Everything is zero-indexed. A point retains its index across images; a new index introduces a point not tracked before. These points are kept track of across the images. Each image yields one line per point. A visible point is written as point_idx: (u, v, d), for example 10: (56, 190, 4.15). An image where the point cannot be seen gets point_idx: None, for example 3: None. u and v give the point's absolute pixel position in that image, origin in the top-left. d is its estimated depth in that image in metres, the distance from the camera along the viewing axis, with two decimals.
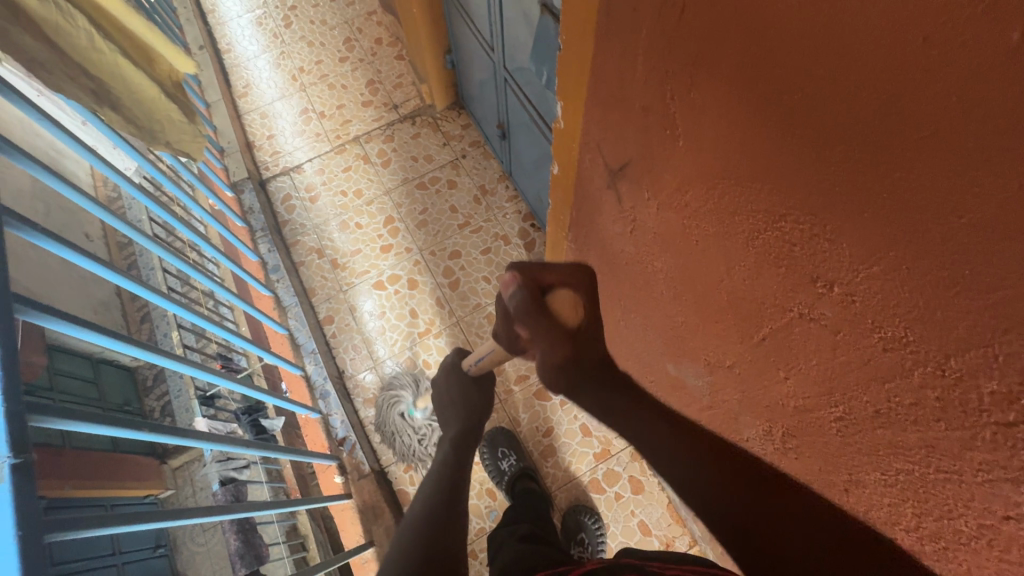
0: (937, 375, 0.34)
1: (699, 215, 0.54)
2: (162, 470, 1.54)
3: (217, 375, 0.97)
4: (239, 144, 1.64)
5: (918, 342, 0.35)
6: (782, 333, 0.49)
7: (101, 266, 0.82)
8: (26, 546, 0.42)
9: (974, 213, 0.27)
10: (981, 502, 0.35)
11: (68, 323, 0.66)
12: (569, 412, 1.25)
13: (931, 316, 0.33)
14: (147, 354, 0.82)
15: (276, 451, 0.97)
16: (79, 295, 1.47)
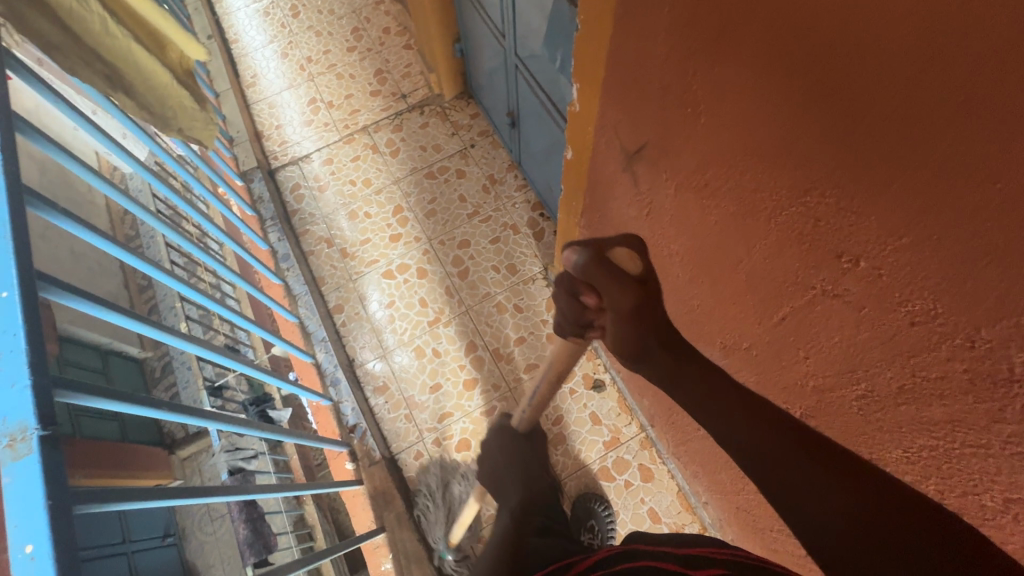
0: (966, 348, 0.34)
1: (719, 195, 0.53)
2: (171, 460, 1.56)
3: (231, 359, 0.98)
4: (248, 134, 1.64)
5: (946, 314, 0.34)
6: (804, 312, 0.49)
7: (117, 248, 0.82)
8: (56, 515, 0.42)
9: (1007, 180, 0.27)
10: (1008, 475, 0.35)
11: (88, 302, 0.67)
12: (579, 400, 1.26)
13: (961, 287, 0.33)
14: (163, 335, 0.82)
15: (288, 435, 0.98)
16: (89, 285, 1.48)
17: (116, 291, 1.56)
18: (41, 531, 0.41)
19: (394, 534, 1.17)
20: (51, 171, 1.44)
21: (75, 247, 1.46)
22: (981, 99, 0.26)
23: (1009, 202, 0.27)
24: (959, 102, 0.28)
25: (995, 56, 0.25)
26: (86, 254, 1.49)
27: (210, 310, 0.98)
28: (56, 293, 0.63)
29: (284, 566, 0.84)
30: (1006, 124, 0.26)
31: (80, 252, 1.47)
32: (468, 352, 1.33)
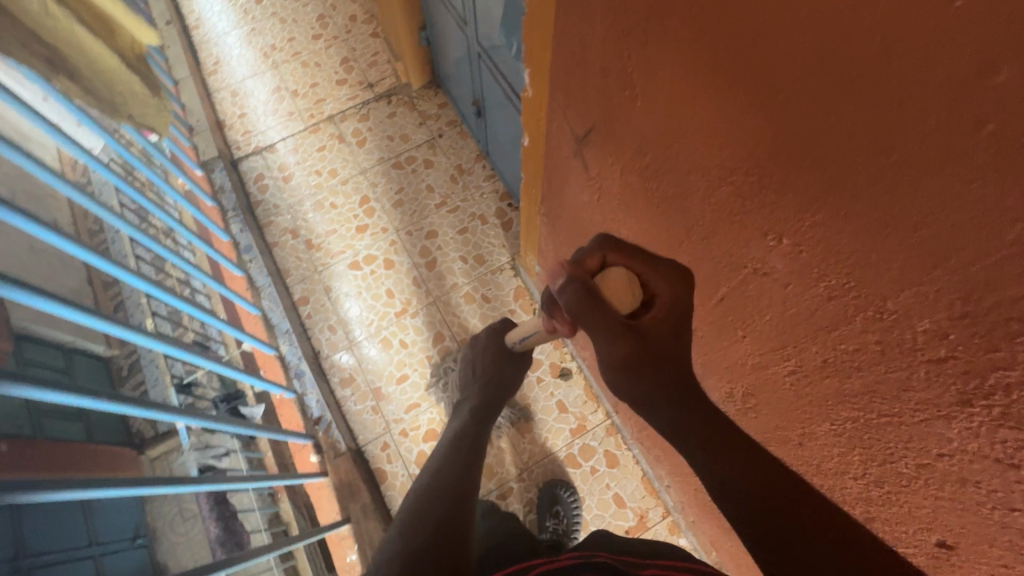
0: (877, 319, 0.36)
1: (659, 177, 0.54)
2: (140, 461, 1.47)
3: (190, 351, 0.95)
4: (208, 122, 1.60)
5: (858, 287, 0.36)
6: (738, 291, 0.50)
7: (65, 240, 0.79)
8: None
9: (902, 150, 0.28)
10: (918, 442, 0.37)
11: (25, 291, 0.65)
12: (546, 389, 1.26)
13: (868, 260, 0.34)
14: (111, 328, 0.79)
15: (250, 428, 0.97)
16: (47, 283, 1.40)
17: (78, 288, 1.48)
18: None
19: (360, 525, 1.16)
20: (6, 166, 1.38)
21: (32, 244, 1.40)
22: (875, 74, 0.27)
23: (905, 172, 0.28)
24: (854, 75, 0.29)
25: (883, 30, 0.26)
26: (44, 251, 1.43)
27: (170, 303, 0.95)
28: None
29: (248, 556, 0.82)
30: (898, 95, 0.27)
31: (40, 248, 1.42)
32: (436, 343, 1.32)
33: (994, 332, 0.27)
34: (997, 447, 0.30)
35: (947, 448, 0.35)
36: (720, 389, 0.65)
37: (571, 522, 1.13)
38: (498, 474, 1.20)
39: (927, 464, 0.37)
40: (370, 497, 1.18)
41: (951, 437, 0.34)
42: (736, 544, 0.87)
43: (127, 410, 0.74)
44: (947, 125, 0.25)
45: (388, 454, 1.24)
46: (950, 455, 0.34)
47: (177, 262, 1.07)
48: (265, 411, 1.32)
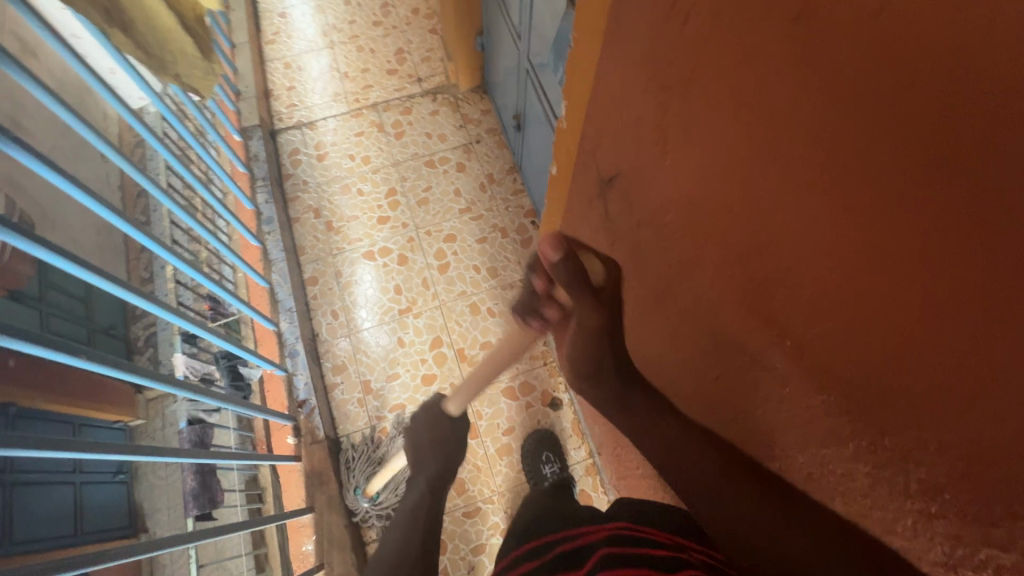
0: (872, 450, 0.33)
1: (674, 239, 0.52)
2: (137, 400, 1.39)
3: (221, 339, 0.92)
4: (256, 91, 1.60)
5: (857, 411, 0.33)
6: (734, 375, 0.48)
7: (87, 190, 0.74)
8: None
9: (929, 282, 0.26)
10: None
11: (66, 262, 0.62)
12: (533, 415, 1.24)
13: (870, 387, 0.32)
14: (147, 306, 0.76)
15: (248, 408, 0.96)
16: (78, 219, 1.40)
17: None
18: None
19: (322, 516, 1.14)
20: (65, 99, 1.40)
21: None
22: (920, 203, 0.25)
23: (924, 311, 0.26)
24: (889, 198, 0.27)
25: (928, 155, 0.24)
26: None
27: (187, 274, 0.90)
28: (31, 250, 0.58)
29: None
30: (933, 227, 0.25)
31: None
32: (433, 347, 1.31)
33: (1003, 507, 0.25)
34: None
35: None
36: None
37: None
38: (468, 492, 1.18)
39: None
40: (338, 490, 1.17)
41: None
42: None
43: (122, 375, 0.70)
44: (976, 275, 0.23)
45: None
46: None
47: (197, 231, 1.03)
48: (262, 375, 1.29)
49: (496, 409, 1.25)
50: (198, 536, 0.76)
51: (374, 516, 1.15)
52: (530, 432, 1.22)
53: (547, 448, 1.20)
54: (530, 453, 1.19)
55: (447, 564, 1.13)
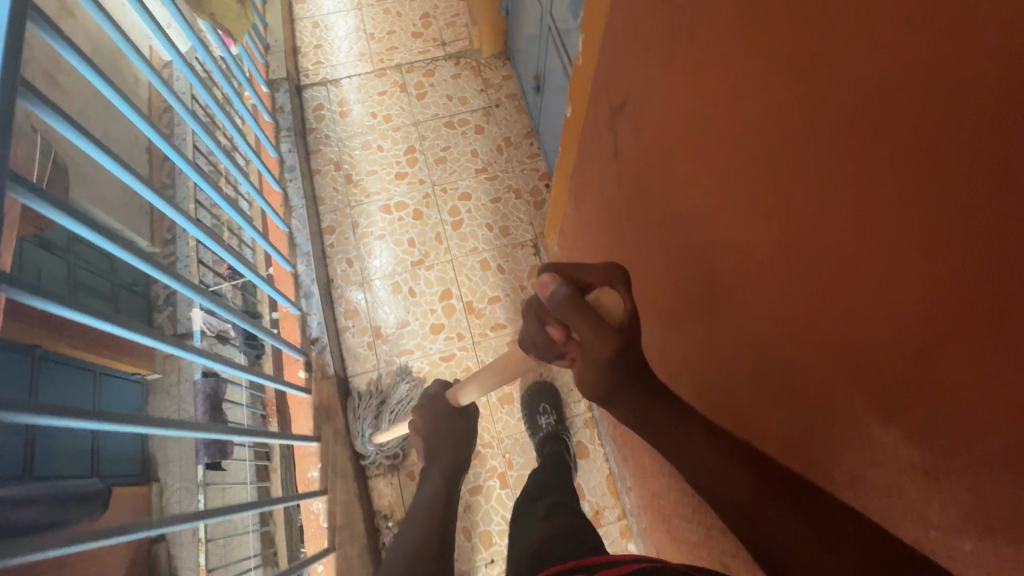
0: (858, 298, 0.36)
1: (686, 149, 0.56)
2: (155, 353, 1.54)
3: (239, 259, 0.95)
4: (285, 45, 1.64)
5: (847, 264, 0.37)
6: (736, 270, 0.52)
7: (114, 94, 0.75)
8: None
9: (922, 110, 0.29)
10: (877, 429, 0.38)
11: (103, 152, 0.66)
12: (535, 368, 1.27)
13: (861, 233, 0.35)
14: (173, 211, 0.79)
15: (264, 332, 0.99)
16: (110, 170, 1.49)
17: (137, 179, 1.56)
18: None
19: (327, 445, 1.17)
20: (103, 53, 1.46)
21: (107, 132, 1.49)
22: (932, 42, 0.28)
23: (916, 137, 0.30)
24: (898, 40, 0.31)
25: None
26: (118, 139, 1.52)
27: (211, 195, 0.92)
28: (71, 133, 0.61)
29: (242, 507, 0.76)
30: (931, 54, 0.28)
31: (113, 136, 1.50)
32: (443, 299, 1.35)
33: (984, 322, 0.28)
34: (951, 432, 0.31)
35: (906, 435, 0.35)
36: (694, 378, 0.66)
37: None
38: None
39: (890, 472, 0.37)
40: (344, 423, 1.20)
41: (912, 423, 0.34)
42: (677, 553, 0.87)
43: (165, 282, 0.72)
44: (963, 83, 0.27)
45: None
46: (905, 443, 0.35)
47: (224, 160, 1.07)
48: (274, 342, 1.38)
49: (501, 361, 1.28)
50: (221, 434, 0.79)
51: (382, 456, 1.19)
52: (531, 384, 1.25)
53: (545, 400, 1.22)
54: (527, 406, 1.21)
55: None
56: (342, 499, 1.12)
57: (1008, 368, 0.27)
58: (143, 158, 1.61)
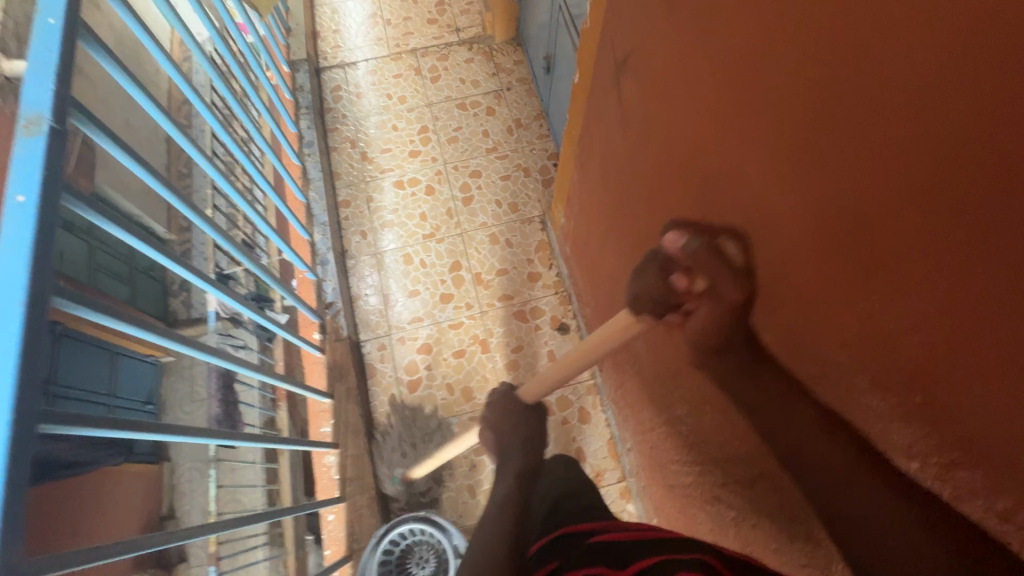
0: (821, 197, 0.41)
1: (678, 94, 0.61)
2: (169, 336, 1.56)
3: (236, 192, 1.02)
4: (306, 29, 1.70)
5: (810, 169, 0.42)
6: (718, 201, 0.56)
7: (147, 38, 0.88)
8: (45, 215, 0.47)
9: (862, 11, 0.34)
10: (844, 317, 0.42)
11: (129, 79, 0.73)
12: (541, 336, 1.32)
13: (818, 136, 0.40)
14: (179, 137, 0.86)
15: (269, 275, 1.05)
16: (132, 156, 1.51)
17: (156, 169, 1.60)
18: (27, 227, 0.46)
19: (340, 403, 1.22)
20: (126, 43, 1.51)
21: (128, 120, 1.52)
22: None
23: (861, 36, 0.34)
24: None
25: None
26: (138, 128, 1.55)
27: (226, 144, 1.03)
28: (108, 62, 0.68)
29: (257, 435, 0.82)
30: None
31: (134, 125, 1.54)
32: (453, 270, 1.40)
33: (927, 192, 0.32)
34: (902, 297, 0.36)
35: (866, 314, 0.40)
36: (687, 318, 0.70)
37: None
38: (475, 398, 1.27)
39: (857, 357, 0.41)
40: (356, 384, 1.25)
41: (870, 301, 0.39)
42: (674, 502, 0.91)
43: (181, 208, 0.82)
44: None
45: (383, 355, 1.33)
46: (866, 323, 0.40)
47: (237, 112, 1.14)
48: (287, 320, 1.42)
49: (508, 329, 1.33)
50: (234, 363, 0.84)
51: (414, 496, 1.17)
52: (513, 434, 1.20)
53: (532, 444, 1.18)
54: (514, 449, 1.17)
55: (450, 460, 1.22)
56: (353, 453, 1.19)
57: (941, 222, 0.31)
58: (161, 148, 1.65)
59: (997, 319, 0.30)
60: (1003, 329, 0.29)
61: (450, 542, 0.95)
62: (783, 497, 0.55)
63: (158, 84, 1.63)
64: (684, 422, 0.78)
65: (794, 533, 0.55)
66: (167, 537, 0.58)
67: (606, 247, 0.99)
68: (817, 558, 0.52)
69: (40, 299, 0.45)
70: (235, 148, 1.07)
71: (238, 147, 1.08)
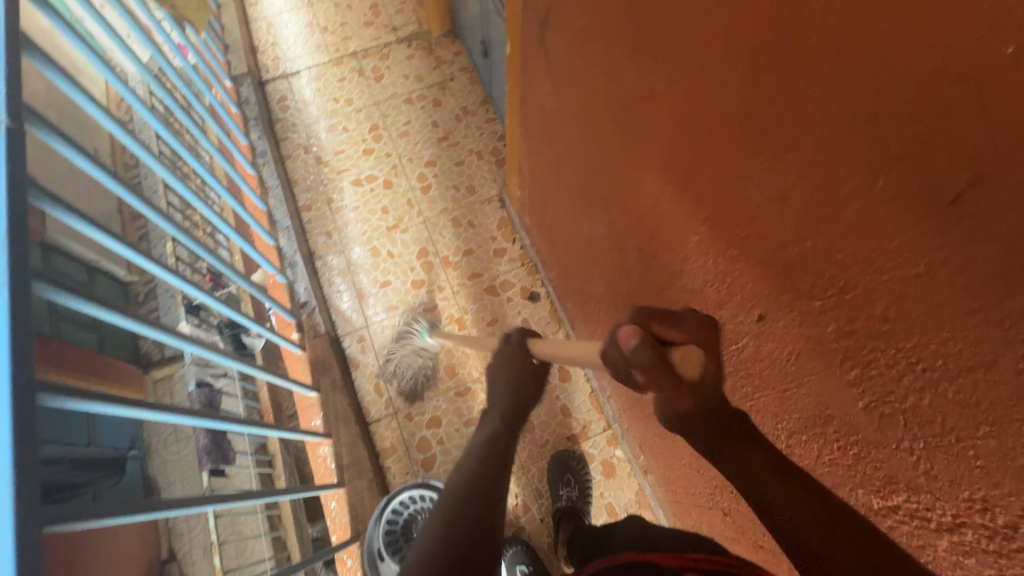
0: (710, 90, 0.47)
1: (592, 37, 0.67)
2: (145, 379, 1.55)
3: (193, 194, 1.03)
4: (243, 44, 1.75)
5: (699, 67, 0.48)
6: (640, 125, 0.62)
7: (83, 47, 0.89)
8: (14, 206, 0.49)
9: None
10: (738, 196, 0.48)
11: (66, 79, 0.75)
12: (515, 307, 1.37)
13: (701, 35, 0.46)
14: (123, 135, 0.88)
15: (236, 274, 1.06)
16: (81, 204, 1.45)
17: (107, 215, 1.52)
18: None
19: (327, 395, 1.27)
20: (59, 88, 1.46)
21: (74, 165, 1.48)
22: None
23: None
24: None
25: None
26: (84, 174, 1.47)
27: (172, 144, 1.03)
28: (47, 67, 0.71)
29: (242, 418, 0.84)
30: None
31: (79, 171, 1.46)
32: (420, 257, 1.44)
33: (771, 70, 0.39)
34: (772, 157, 0.42)
35: (753, 186, 0.46)
36: (635, 248, 0.76)
37: (584, 488, 1.16)
38: (459, 374, 1.31)
39: (753, 223, 0.47)
40: (340, 375, 1.30)
41: (755, 172, 0.45)
42: (654, 433, 0.97)
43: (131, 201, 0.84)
44: None
45: (363, 346, 1.36)
46: (753, 192, 0.46)
47: (184, 121, 1.14)
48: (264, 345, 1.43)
49: (484, 305, 1.37)
50: (209, 350, 0.86)
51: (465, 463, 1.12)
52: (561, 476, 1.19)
53: (567, 469, 1.18)
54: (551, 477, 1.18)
55: (442, 435, 1.26)
56: (347, 440, 1.24)
57: (794, 74, 0.37)
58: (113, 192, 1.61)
59: (837, 147, 0.36)
60: (838, 156, 0.36)
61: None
62: (734, 378, 0.61)
63: (99, 132, 1.58)
64: None
65: (748, 409, 0.60)
66: (156, 508, 0.60)
67: (559, 205, 1.05)
68: (767, 425, 0.58)
69: (21, 277, 0.47)
70: (185, 153, 1.07)
71: (188, 152, 1.08)
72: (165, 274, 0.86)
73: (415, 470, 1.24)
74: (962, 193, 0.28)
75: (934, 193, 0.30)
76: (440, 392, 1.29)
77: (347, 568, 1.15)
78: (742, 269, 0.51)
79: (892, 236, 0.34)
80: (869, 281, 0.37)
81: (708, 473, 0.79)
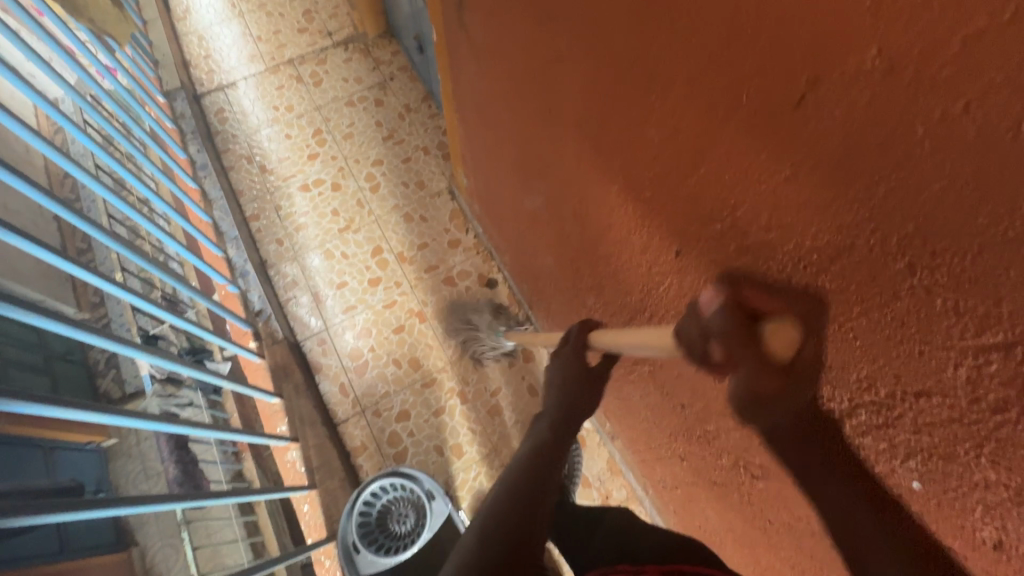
0: (600, 43, 0.50)
1: (500, 13, 0.69)
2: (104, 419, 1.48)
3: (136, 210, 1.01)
4: (173, 59, 1.71)
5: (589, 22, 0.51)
6: (553, 90, 0.65)
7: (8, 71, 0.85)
8: None
9: None
10: (641, 139, 0.51)
11: None
12: (473, 294, 1.38)
13: None
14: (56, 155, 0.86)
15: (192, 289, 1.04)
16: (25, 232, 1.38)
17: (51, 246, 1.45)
18: None
19: (292, 401, 1.28)
20: None
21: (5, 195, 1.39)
22: None
23: None
24: None
25: None
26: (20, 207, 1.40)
27: (108, 161, 1.01)
28: None
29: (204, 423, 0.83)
30: None
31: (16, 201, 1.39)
32: (375, 255, 1.44)
33: (645, 15, 0.42)
34: (660, 95, 0.45)
35: (651, 127, 0.49)
36: (570, 214, 0.78)
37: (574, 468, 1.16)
38: (424, 365, 1.31)
39: (657, 162, 0.50)
40: (302, 378, 1.30)
41: (650, 112, 0.48)
42: (614, 397, 1.01)
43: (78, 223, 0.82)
44: None
45: (323, 348, 1.35)
46: (652, 133, 0.49)
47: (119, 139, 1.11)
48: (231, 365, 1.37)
49: (442, 296, 1.38)
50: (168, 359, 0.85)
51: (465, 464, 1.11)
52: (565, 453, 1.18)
53: None
54: None
55: (412, 427, 1.26)
56: (315, 442, 1.24)
57: (660, 12, 0.40)
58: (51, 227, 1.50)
59: (706, 74, 0.39)
60: (708, 83, 0.39)
61: (422, 487, 0.99)
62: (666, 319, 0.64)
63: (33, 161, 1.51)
64: (596, 310, 0.86)
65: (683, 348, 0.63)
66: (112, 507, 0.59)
67: (502, 187, 1.07)
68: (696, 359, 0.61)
69: None
70: (122, 169, 1.05)
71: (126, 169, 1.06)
72: (116, 290, 0.85)
73: (388, 465, 1.24)
74: (804, 94, 0.31)
75: (782, 97, 0.33)
76: (406, 386, 1.30)
77: (326, 569, 1.15)
78: (655, 210, 0.54)
79: (761, 148, 0.37)
80: (751, 195, 0.40)
81: (662, 423, 0.82)
